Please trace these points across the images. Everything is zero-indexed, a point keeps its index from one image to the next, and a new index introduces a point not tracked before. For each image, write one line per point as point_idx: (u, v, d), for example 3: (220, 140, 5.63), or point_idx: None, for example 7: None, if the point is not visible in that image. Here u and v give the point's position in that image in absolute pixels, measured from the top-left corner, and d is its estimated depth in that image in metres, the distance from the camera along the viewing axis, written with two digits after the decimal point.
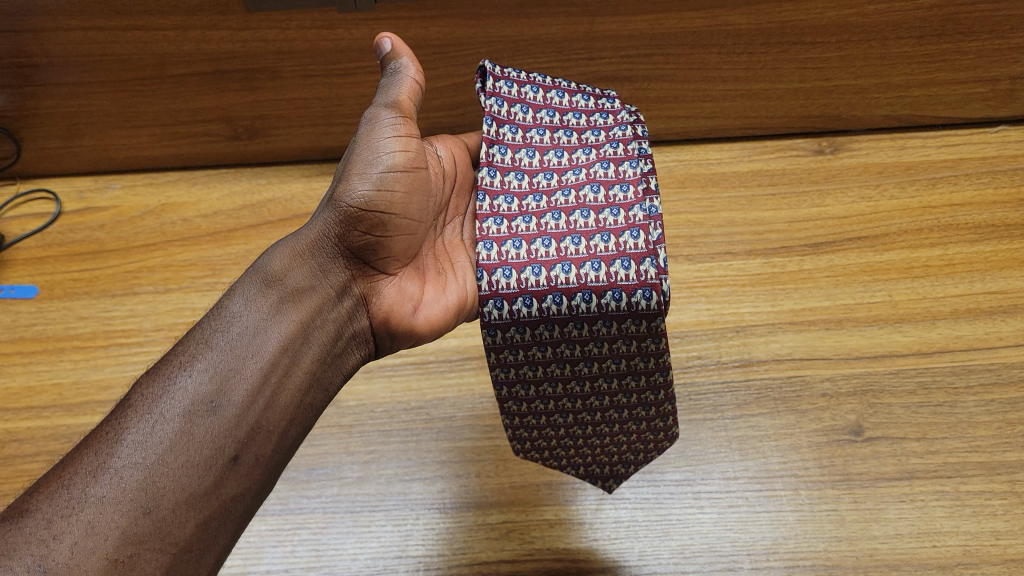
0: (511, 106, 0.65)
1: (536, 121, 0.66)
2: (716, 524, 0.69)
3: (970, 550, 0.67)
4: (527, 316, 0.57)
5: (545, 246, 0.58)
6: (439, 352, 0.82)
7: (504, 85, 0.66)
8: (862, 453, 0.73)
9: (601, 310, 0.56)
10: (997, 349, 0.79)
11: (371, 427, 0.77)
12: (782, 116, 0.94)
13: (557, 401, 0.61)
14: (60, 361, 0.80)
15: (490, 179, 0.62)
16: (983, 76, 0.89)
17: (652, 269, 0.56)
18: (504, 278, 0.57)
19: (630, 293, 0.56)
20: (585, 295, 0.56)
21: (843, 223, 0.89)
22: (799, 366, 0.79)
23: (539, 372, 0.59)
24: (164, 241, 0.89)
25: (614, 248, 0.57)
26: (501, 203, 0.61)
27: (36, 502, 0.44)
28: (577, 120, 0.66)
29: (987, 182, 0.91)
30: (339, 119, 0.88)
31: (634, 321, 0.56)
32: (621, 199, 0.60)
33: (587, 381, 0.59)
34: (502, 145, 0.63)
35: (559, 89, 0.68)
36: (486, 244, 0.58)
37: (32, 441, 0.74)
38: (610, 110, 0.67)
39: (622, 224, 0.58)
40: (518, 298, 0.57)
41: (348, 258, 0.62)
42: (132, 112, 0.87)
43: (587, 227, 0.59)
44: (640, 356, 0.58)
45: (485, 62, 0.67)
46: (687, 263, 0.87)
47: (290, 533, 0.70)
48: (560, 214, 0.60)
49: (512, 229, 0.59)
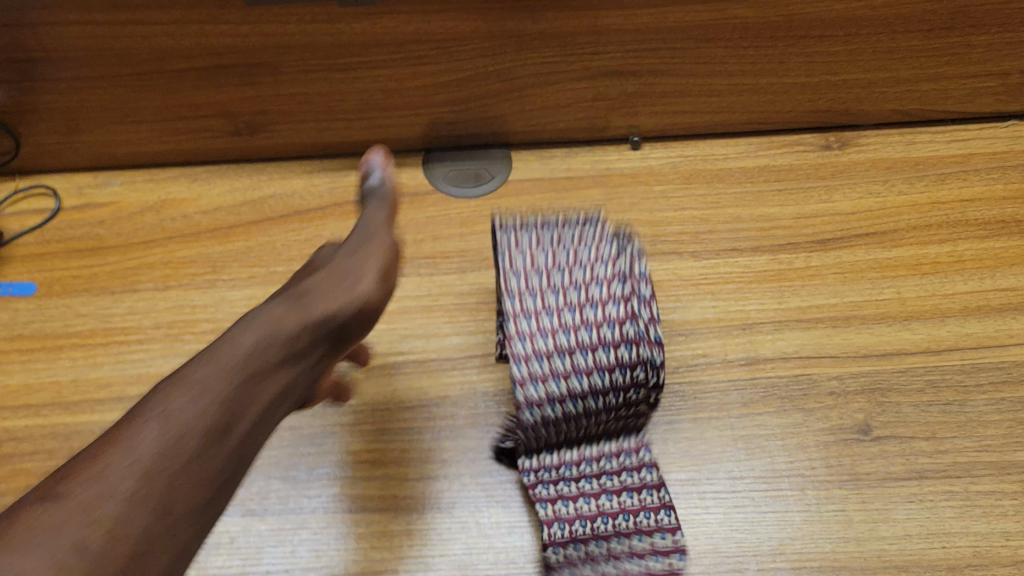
0: (518, 238, 0.75)
1: (539, 245, 0.75)
2: (722, 525, 0.69)
3: (979, 552, 0.66)
4: (552, 417, 0.70)
5: (562, 363, 0.71)
6: (442, 350, 0.80)
7: (508, 224, 0.76)
8: (869, 453, 0.72)
9: (606, 408, 0.72)
10: (1008, 347, 0.78)
11: (372, 427, 0.75)
12: (789, 111, 0.92)
13: (570, 519, 0.69)
14: (59, 358, 0.79)
15: (512, 304, 0.72)
16: (994, 70, 0.89)
17: (645, 375, 0.71)
18: (535, 391, 0.70)
19: (625, 395, 0.72)
20: (594, 400, 0.72)
21: (852, 219, 0.88)
22: (806, 365, 0.78)
23: (552, 492, 0.70)
24: (164, 237, 0.88)
25: (612, 359, 0.71)
26: (523, 325, 0.72)
27: (68, 489, 0.47)
28: (574, 237, 0.77)
29: (997, 178, 0.90)
30: (341, 114, 0.88)
31: (624, 516, 0.69)
32: (615, 315, 0.73)
33: (592, 499, 0.70)
34: (517, 273, 0.74)
35: (556, 223, 0.77)
36: (517, 364, 0.70)
37: (30, 440, 0.74)
38: (598, 223, 0.78)
39: (619, 338, 0.72)
40: (545, 405, 0.70)
41: (287, 364, 0.58)
42: (131, 107, 0.86)
43: (592, 343, 0.72)
44: (630, 490, 0.70)
45: (496, 214, 0.77)
46: (693, 261, 0.85)
47: (291, 533, 0.69)
48: (570, 334, 0.72)
49: (535, 348, 0.71)
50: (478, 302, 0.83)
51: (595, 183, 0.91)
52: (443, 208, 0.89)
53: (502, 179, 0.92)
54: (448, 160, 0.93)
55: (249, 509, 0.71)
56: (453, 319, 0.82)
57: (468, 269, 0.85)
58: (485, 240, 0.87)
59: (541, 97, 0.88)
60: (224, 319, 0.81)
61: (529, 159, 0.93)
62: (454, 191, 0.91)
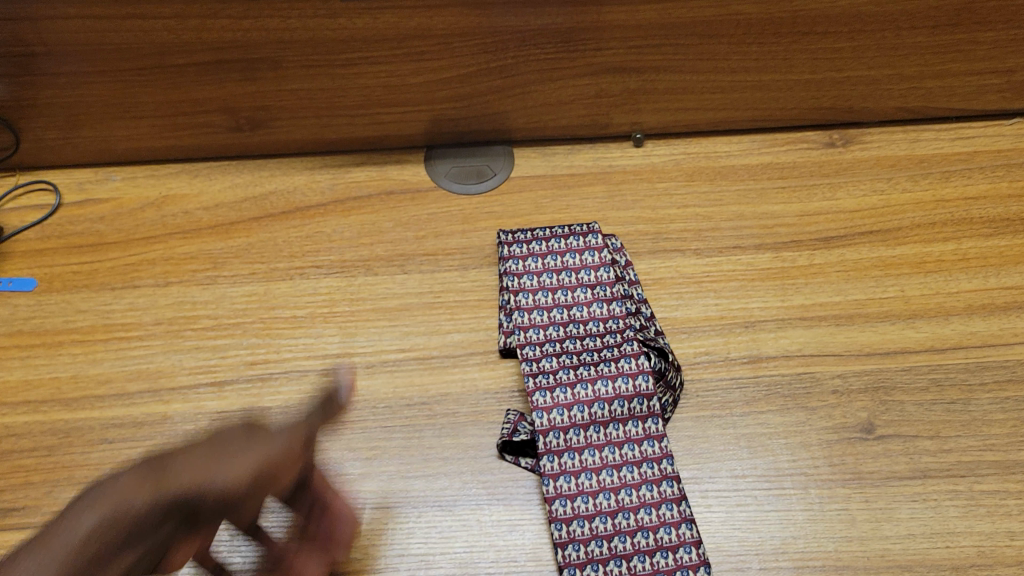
0: (520, 278, 0.82)
1: (540, 284, 0.81)
2: (724, 523, 0.68)
3: (984, 551, 0.66)
4: (572, 466, 0.71)
5: (581, 413, 0.73)
6: (443, 347, 0.79)
7: (511, 264, 0.83)
8: (873, 451, 0.72)
9: (624, 458, 0.71)
10: (1013, 346, 0.77)
11: (373, 423, 0.74)
12: (793, 108, 0.92)
13: (590, 515, 0.68)
14: (59, 354, 0.79)
15: (529, 351, 0.77)
16: (999, 67, 0.88)
17: (655, 426, 0.72)
18: (554, 439, 0.72)
19: (639, 444, 0.72)
20: (610, 449, 0.72)
21: (855, 216, 0.87)
22: (809, 363, 0.77)
23: (574, 486, 0.70)
24: (164, 233, 0.87)
25: (631, 389, 0.74)
26: (541, 378, 0.75)
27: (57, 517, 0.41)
28: (571, 279, 0.82)
29: (1002, 175, 0.90)
30: (342, 110, 0.87)
31: (643, 534, 0.67)
32: (628, 368, 0.75)
33: (612, 494, 0.69)
34: (534, 326, 0.79)
35: (553, 254, 0.83)
36: (538, 413, 0.73)
37: (29, 436, 0.74)
38: (592, 265, 0.82)
39: (631, 391, 0.74)
40: (564, 454, 0.71)
41: (109, 562, 0.41)
42: (132, 102, 0.86)
43: (608, 394, 0.74)
44: (648, 505, 0.69)
45: (502, 233, 0.85)
46: (695, 258, 0.85)
47: (291, 530, 0.68)
48: (586, 385, 0.75)
49: (554, 399, 0.74)
50: (480, 299, 0.82)
51: (597, 179, 0.91)
52: (445, 205, 0.89)
53: (504, 176, 0.91)
54: (449, 157, 0.93)
55: None
56: (454, 316, 0.81)
57: (470, 266, 0.85)
58: (486, 237, 0.86)
59: (543, 94, 0.88)
60: (224, 315, 0.81)
61: (531, 156, 0.93)
62: (456, 188, 0.90)
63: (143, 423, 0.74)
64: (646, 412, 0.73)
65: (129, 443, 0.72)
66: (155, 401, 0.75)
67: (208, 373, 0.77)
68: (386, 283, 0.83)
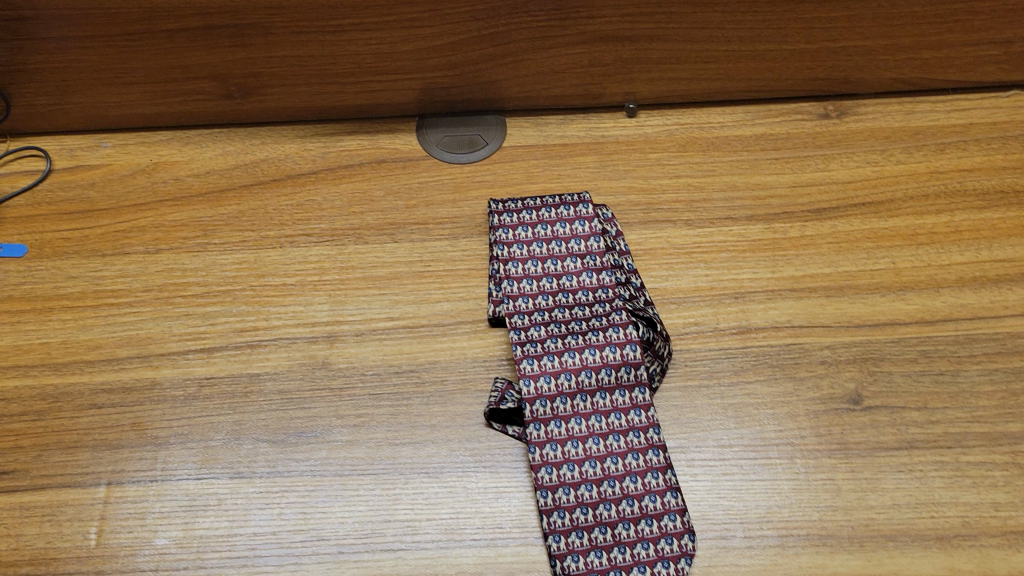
0: (510, 247, 0.81)
1: (529, 254, 0.81)
2: (709, 492, 0.68)
3: (968, 522, 0.66)
4: (559, 435, 0.70)
5: (567, 381, 0.72)
6: (432, 316, 0.79)
7: (501, 233, 0.82)
8: (860, 422, 0.72)
9: (610, 427, 0.71)
10: (1003, 318, 0.78)
11: (361, 390, 0.74)
12: (787, 79, 0.91)
13: (576, 483, 0.68)
14: (49, 320, 0.79)
15: (518, 320, 0.77)
16: (997, 38, 0.88)
17: (642, 395, 0.72)
18: (541, 407, 0.71)
19: (626, 413, 0.72)
20: (597, 418, 0.71)
21: (848, 188, 0.87)
22: (797, 334, 0.77)
23: (559, 454, 0.69)
24: (155, 200, 0.87)
25: (619, 357, 0.73)
26: (528, 347, 0.74)
27: None
28: (560, 248, 0.81)
29: (997, 148, 0.90)
30: (333, 78, 0.87)
31: (628, 503, 0.68)
32: (616, 337, 0.74)
33: (598, 462, 0.69)
34: (523, 296, 0.78)
35: (543, 223, 0.83)
36: (524, 380, 0.72)
37: (18, 401, 0.74)
38: (582, 234, 0.82)
39: (619, 360, 0.73)
40: (551, 422, 0.71)
41: None
42: (121, 68, 0.85)
43: (595, 363, 0.73)
44: (634, 473, 0.69)
45: (491, 202, 0.85)
46: (686, 228, 0.84)
47: (278, 495, 0.69)
48: (574, 353, 0.74)
49: (542, 367, 0.73)
50: (470, 269, 0.82)
51: (589, 150, 0.90)
52: (436, 174, 0.89)
53: (496, 145, 0.91)
54: (440, 126, 0.92)
55: (238, 472, 0.70)
56: (444, 285, 0.81)
57: (461, 235, 0.84)
58: (477, 207, 0.86)
59: (536, 62, 0.88)
60: (215, 282, 0.81)
61: (523, 126, 0.93)
62: (448, 157, 0.90)
63: (133, 387, 0.75)
64: (633, 381, 0.73)
65: (118, 409, 0.74)
66: (145, 366, 0.76)
67: (197, 340, 0.77)
68: (376, 252, 0.83)
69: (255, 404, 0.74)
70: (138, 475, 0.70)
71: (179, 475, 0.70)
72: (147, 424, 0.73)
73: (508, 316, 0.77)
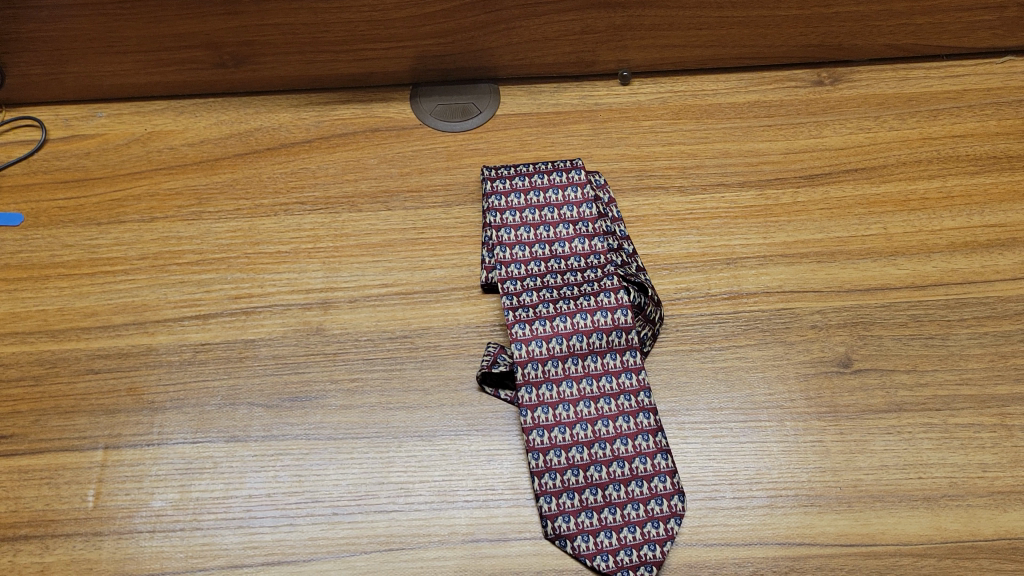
0: (502, 214, 0.82)
1: (522, 220, 0.81)
2: (699, 454, 0.69)
3: (955, 482, 0.67)
4: (550, 398, 0.71)
5: (559, 344, 0.73)
6: (426, 282, 0.80)
7: (494, 200, 0.82)
8: (850, 385, 0.72)
9: (601, 390, 0.71)
10: (993, 282, 0.78)
11: (355, 355, 0.75)
12: (781, 45, 0.92)
13: (567, 445, 0.69)
14: (46, 287, 0.80)
15: (511, 286, 0.77)
16: (990, 3, 0.88)
17: (633, 359, 0.73)
18: (533, 371, 0.72)
19: (617, 376, 0.72)
20: (588, 381, 0.72)
21: (840, 154, 0.87)
22: (789, 299, 0.78)
23: (551, 416, 0.70)
24: (150, 168, 0.88)
25: (610, 322, 0.74)
26: (520, 312, 0.75)
27: None
28: (553, 215, 0.82)
29: (991, 114, 0.90)
30: (327, 46, 0.88)
31: (619, 464, 0.68)
32: (607, 302, 0.74)
33: (589, 425, 0.70)
34: (516, 262, 0.79)
35: (536, 189, 0.83)
36: (516, 344, 0.73)
37: (16, 366, 0.75)
38: (574, 201, 0.82)
39: (610, 325, 0.74)
40: (542, 385, 0.71)
41: None
42: (115, 36, 0.86)
43: (586, 327, 0.73)
44: (625, 436, 0.69)
45: (484, 169, 0.85)
46: (678, 195, 0.85)
47: (272, 459, 0.70)
48: (566, 318, 0.74)
49: (534, 331, 0.73)
50: (463, 236, 0.83)
51: (583, 117, 0.91)
52: (430, 142, 0.89)
53: (489, 114, 0.91)
54: (434, 94, 0.93)
55: (233, 436, 0.71)
56: (437, 252, 0.82)
57: (454, 203, 0.85)
58: (470, 174, 0.87)
59: (529, 29, 0.88)
60: (209, 250, 0.82)
61: (517, 94, 0.93)
62: (442, 126, 0.90)
63: (129, 353, 0.76)
64: (624, 345, 0.73)
65: (114, 374, 0.74)
66: (141, 332, 0.77)
67: (192, 306, 0.78)
68: (369, 219, 0.84)
69: (250, 369, 0.74)
70: (136, 439, 0.71)
71: (175, 439, 0.71)
72: (144, 389, 0.74)
73: (501, 282, 0.77)
